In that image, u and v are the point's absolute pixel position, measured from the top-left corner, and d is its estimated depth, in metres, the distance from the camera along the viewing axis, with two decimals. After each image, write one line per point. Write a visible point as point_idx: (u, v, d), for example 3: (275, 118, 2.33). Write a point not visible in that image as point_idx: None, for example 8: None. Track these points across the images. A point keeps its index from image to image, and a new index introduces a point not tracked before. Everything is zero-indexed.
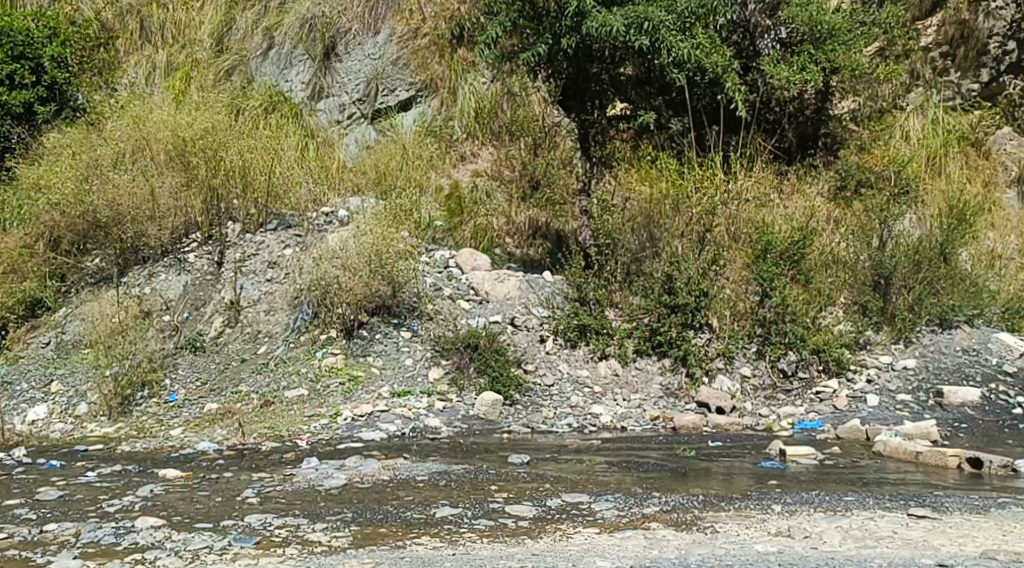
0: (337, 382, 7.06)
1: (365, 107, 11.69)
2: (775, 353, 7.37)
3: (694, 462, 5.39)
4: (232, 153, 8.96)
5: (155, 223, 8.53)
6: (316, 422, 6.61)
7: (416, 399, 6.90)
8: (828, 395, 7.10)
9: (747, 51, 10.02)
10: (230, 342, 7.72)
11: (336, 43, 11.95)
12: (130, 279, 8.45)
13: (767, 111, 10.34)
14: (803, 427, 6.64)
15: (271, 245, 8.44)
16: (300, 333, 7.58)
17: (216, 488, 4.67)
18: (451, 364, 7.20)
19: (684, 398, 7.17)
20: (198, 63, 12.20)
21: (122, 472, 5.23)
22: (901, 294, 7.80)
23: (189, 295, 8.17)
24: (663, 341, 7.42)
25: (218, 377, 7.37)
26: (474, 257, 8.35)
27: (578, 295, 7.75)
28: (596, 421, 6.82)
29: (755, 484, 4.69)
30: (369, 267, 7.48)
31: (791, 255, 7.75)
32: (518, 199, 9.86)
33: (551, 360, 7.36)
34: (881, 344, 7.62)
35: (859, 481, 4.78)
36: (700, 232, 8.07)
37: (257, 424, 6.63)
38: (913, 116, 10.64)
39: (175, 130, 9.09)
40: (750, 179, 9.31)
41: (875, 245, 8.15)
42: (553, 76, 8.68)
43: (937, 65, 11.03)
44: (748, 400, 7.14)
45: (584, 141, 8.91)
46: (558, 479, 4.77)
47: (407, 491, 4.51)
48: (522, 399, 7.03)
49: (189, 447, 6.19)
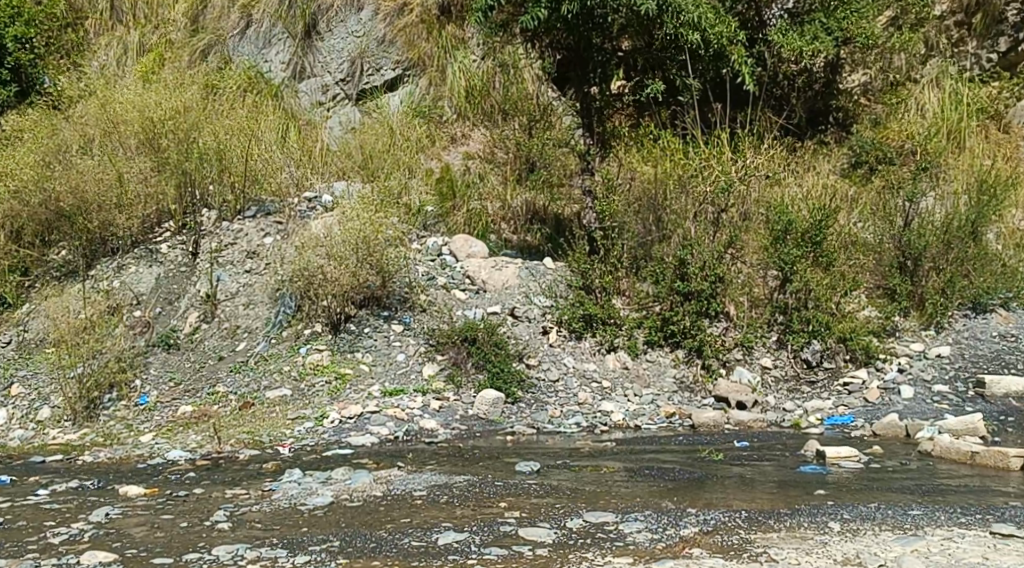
0: (323, 381, 6.48)
1: (350, 88, 11.10)
2: (797, 342, 6.83)
3: (723, 468, 4.79)
4: (205, 135, 8.17)
5: (125, 212, 7.84)
6: (300, 426, 6.02)
7: (409, 399, 6.30)
8: (857, 387, 6.55)
9: (753, 22, 9.46)
10: (206, 338, 7.12)
11: (318, 19, 11.31)
12: (98, 272, 7.84)
13: (774, 85, 9.87)
14: (833, 423, 6.08)
15: (249, 233, 7.84)
16: (281, 327, 6.99)
17: (182, 510, 4.07)
18: (446, 359, 6.61)
19: (700, 392, 6.62)
20: (174, 45, 11.44)
21: (76, 490, 4.63)
22: (931, 277, 7.31)
23: (161, 288, 7.56)
24: (676, 331, 6.87)
25: (193, 378, 6.78)
26: (468, 243, 7.75)
27: (583, 282, 7.14)
28: (607, 419, 6.22)
29: (800, 496, 4.11)
30: (356, 257, 6.88)
31: (811, 237, 7.08)
32: (513, 181, 9.25)
33: (555, 354, 6.78)
34: (909, 331, 7.09)
35: (918, 487, 4.23)
36: (714, 212, 7.51)
37: (234, 429, 6.03)
38: (928, 89, 9.99)
39: (140, 110, 8.21)
40: (761, 154, 8.68)
41: (899, 224, 7.56)
42: (554, 44, 7.99)
43: (952, 35, 10.39)
44: (770, 394, 6.58)
45: (587, 116, 8.26)
46: (574, 493, 4.15)
47: (403, 511, 3.92)
48: (525, 396, 6.44)
49: (159, 456, 5.58)
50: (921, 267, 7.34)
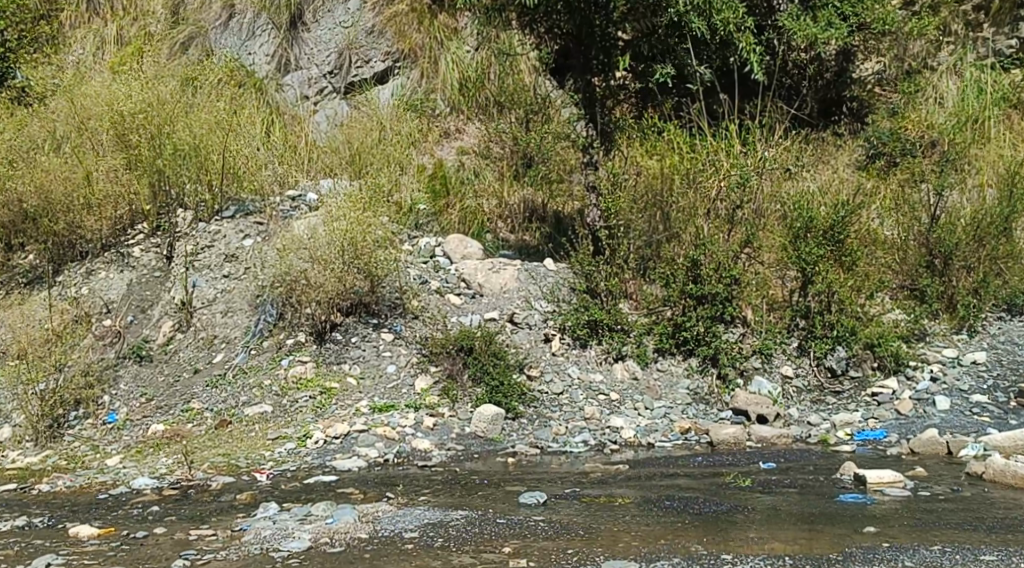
0: (306, 396, 5.97)
1: (337, 80, 10.55)
2: (821, 349, 6.31)
3: (752, 497, 4.27)
4: (179, 128, 7.43)
5: (94, 214, 7.36)
6: (280, 448, 5.49)
7: (401, 415, 5.78)
8: (886, 398, 6.02)
9: (760, 9, 8.96)
10: (181, 349, 6.58)
11: (303, 9, 10.75)
12: (66, 278, 7.32)
13: (783, 75, 9.41)
14: (864, 439, 5.56)
15: (227, 234, 7.27)
16: (261, 337, 6.46)
17: (136, 561, 3.60)
18: (441, 371, 6.10)
19: (716, 404, 6.09)
20: (151, 36, 10.78)
21: (23, 531, 4.12)
22: (962, 277, 6.83)
23: (133, 294, 7.02)
24: (688, 337, 6.34)
25: (166, 394, 6.23)
26: (465, 244, 7.25)
27: (588, 285, 6.60)
28: (617, 437, 5.69)
29: (849, 536, 3.60)
30: (342, 259, 6.35)
31: (834, 233, 6.53)
32: (510, 177, 8.73)
33: (558, 363, 6.26)
34: (941, 335, 6.58)
35: (982, 523, 3.75)
36: (730, 208, 6.99)
37: (208, 452, 5.49)
38: (947, 76, 9.47)
39: (112, 103, 7.45)
40: (773, 145, 8.14)
41: (925, 221, 7.09)
42: (554, 30, 7.36)
43: (970, 19, 9.89)
44: (792, 406, 6.07)
45: (591, 106, 7.60)
46: (588, 534, 3.68)
47: (391, 559, 3.48)
48: (527, 411, 5.91)
49: (121, 485, 5.04)
50: (951, 266, 6.84)
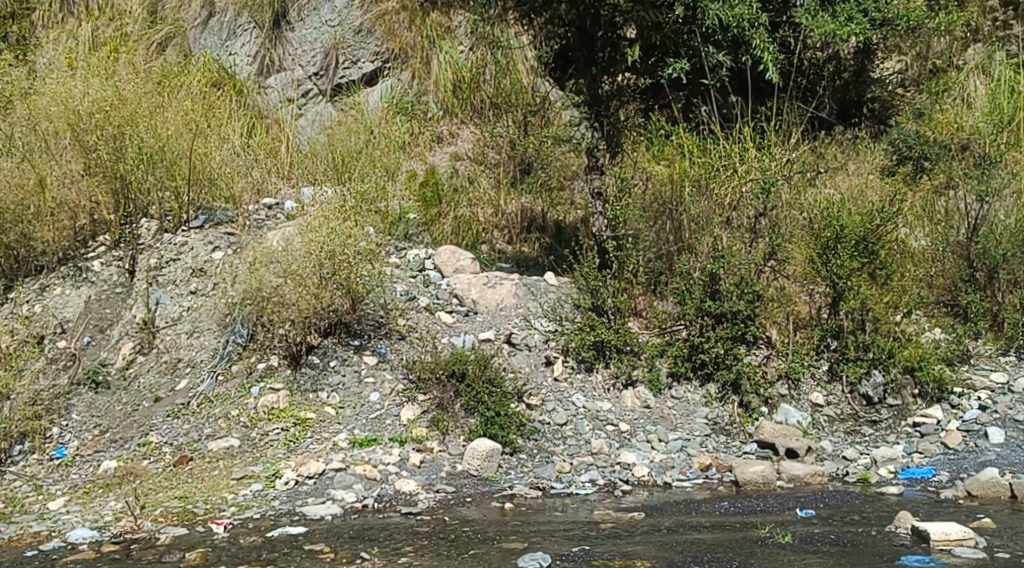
0: (278, 429, 5.31)
1: (323, 82, 9.89)
2: (855, 374, 5.64)
3: (793, 558, 3.63)
4: (144, 128, 6.71)
5: (47, 223, 6.64)
6: (245, 491, 4.80)
7: (385, 450, 5.11)
8: (930, 429, 5.37)
9: (776, 3, 8.21)
10: (141, 373, 5.89)
11: (287, 8, 10.07)
12: (18, 296, 6.61)
13: (799, 76, 8.63)
14: (910, 478, 4.91)
15: (195, 245, 6.57)
16: (230, 360, 5.78)
17: None
18: (430, 400, 5.40)
19: (739, 436, 5.43)
20: (127, 36, 9.99)
21: None
22: (1007, 291, 6.19)
23: (93, 312, 6.36)
24: (707, 360, 5.65)
25: (122, 425, 5.54)
26: (457, 255, 6.54)
27: (594, 302, 5.86)
28: (629, 475, 5.02)
29: None
30: (318, 273, 5.65)
31: (867, 245, 5.82)
32: (507, 184, 8.06)
33: (562, 391, 5.59)
34: (986, 357, 5.95)
35: None
36: (751, 217, 6.25)
37: (162, 495, 4.81)
38: (974, 76, 8.87)
39: (67, 101, 6.78)
40: (791, 146, 7.47)
41: (966, 230, 6.44)
42: (555, 20, 6.47)
43: (998, 15, 9.34)
44: (825, 438, 5.40)
45: (597, 106, 6.69)
46: None
47: None
48: (526, 445, 5.23)
49: (57, 538, 4.40)
50: (996, 279, 6.19)
